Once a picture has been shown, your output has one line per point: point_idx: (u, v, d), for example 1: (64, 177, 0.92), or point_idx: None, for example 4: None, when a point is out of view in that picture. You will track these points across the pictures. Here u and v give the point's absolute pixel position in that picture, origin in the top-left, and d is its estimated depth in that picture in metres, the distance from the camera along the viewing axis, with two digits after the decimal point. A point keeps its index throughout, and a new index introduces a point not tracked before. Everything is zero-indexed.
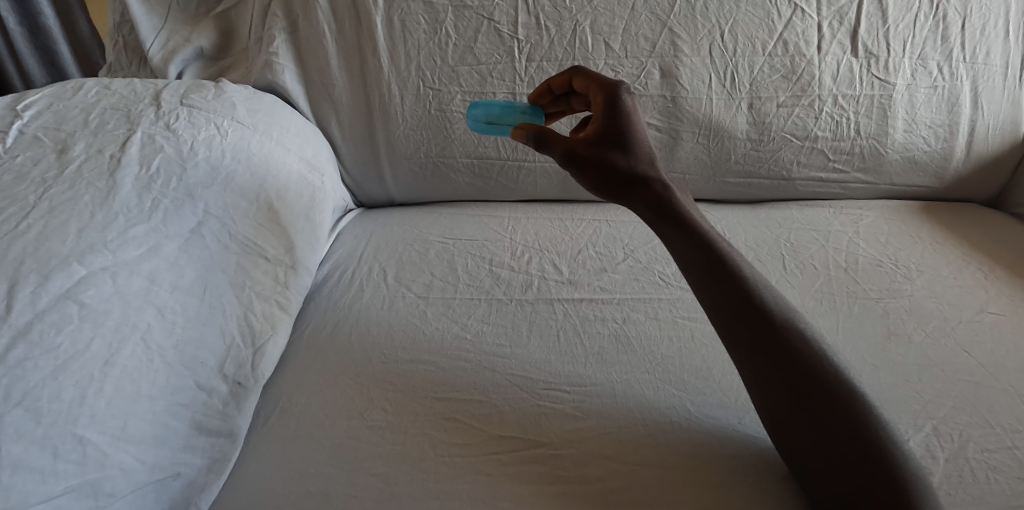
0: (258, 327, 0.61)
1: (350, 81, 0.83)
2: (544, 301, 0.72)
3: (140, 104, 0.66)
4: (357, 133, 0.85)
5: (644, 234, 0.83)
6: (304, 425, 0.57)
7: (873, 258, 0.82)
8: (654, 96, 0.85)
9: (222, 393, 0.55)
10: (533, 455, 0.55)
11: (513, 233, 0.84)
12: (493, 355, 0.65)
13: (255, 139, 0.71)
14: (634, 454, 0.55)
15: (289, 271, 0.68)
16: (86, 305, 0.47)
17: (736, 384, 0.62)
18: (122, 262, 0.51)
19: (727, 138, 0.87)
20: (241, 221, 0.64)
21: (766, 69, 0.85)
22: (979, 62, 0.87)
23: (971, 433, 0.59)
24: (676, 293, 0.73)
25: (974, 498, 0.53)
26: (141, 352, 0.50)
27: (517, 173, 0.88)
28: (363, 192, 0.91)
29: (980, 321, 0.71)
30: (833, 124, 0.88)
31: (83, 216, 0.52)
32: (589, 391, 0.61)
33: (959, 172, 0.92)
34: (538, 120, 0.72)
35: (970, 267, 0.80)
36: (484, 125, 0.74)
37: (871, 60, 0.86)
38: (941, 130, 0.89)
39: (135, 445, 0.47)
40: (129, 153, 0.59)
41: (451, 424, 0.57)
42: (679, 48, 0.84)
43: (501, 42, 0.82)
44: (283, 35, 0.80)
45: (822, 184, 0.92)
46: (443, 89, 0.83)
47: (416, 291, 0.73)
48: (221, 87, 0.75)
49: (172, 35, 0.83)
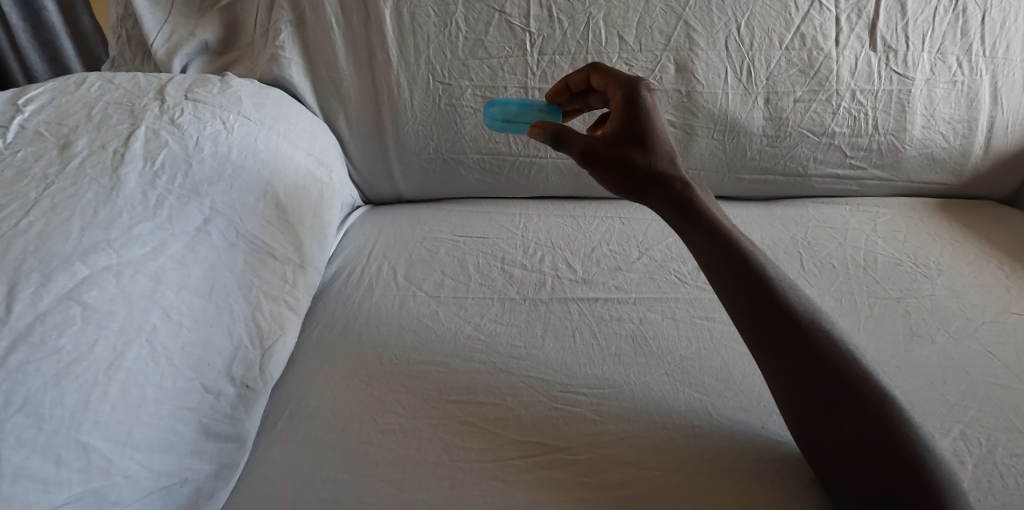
0: (267, 328, 0.59)
1: (358, 75, 0.81)
2: (558, 300, 0.70)
3: (145, 98, 0.64)
4: (365, 128, 0.83)
5: (658, 231, 0.82)
6: (315, 428, 0.55)
7: (893, 257, 0.80)
8: (669, 90, 0.83)
9: (231, 396, 0.53)
10: (550, 459, 0.53)
11: (525, 230, 0.82)
12: (508, 355, 0.63)
13: (262, 135, 0.69)
14: (654, 460, 0.54)
15: (299, 270, 0.66)
16: (89, 306, 0.46)
17: (757, 386, 0.60)
18: (126, 261, 0.50)
19: (743, 133, 0.86)
20: (249, 219, 0.63)
21: (782, 64, 0.83)
22: (999, 57, 0.85)
23: (1000, 437, 0.57)
24: (694, 292, 0.72)
25: (1004, 504, 0.52)
26: (146, 354, 0.48)
27: (528, 170, 0.86)
28: (372, 188, 0.89)
29: (1005, 321, 0.70)
30: (851, 119, 0.86)
31: (86, 214, 0.50)
32: (607, 394, 0.59)
33: (978, 169, 0.90)
34: (556, 117, 0.71)
35: (991, 265, 0.78)
36: (501, 123, 0.72)
37: (890, 54, 0.84)
38: (961, 126, 0.87)
39: (140, 451, 0.46)
40: (132, 148, 0.57)
41: (466, 428, 0.56)
42: (694, 41, 0.82)
43: (512, 35, 0.80)
44: (289, 28, 0.79)
45: (839, 181, 0.90)
46: (453, 84, 0.81)
47: (427, 290, 0.71)
48: (227, 81, 0.73)
49: (176, 28, 0.81)
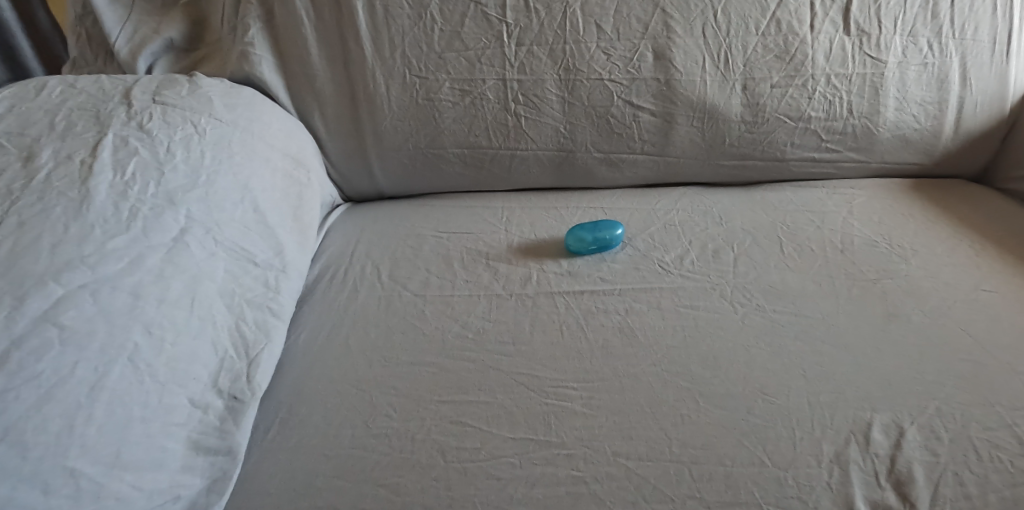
0: (251, 337, 0.58)
1: (332, 71, 0.79)
2: (544, 294, 0.70)
3: (110, 103, 0.63)
4: (342, 125, 0.82)
5: (640, 220, 0.83)
6: (307, 436, 0.55)
7: (869, 238, 0.81)
8: (648, 79, 0.83)
9: (218, 409, 0.53)
10: (544, 456, 0.54)
11: (508, 224, 0.82)
12: (497, 352, 0.63)
13: (236, 137, 0.67)
14: (643, 450, 0.54)
15: (280, 274, 0.65)
16: (67, 327, 0.44)
17: (744, 373, 0.61)
18: (102, 277, 0.48)
19: (721, 120, 0.86)
20: (227, 226, 0.61)
21: (759, 49, 0.84)
22: (968, 38, 0.86)
23: (973, 412, 0.57)
24: (678, 281, 0.72)
25: (980, 477, 0.53)
26: (130, 373, 0.47)
27: (509, 162, 0.85)
28: (350, 185, 0.88)
29: (976, 299, 0.70)
30: (827, 104, 0.86)
31: (57, 231, 0.48)
32: (597, 387, 0.60)
33: (950, 148, 0.91)
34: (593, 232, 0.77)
35: (962, 244, 0.80)
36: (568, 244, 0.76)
37: (864, 38, 0.85)
38: (932, 107, 0.88)
39: (131, 472, 0.45)
40: (101, 157, 0.56)
41: (459, 427, 0.56)
42: (672, 28, 0.82)
43: (488, 26, 0.79)
44: (258, 24, 0.77)
45: (816, 164, 0.91)
46: (430, 77, 0.80)
47: (413, 289, 0.70)
48: (196, 81, 0.71)
49: (139, 27, 0.78)
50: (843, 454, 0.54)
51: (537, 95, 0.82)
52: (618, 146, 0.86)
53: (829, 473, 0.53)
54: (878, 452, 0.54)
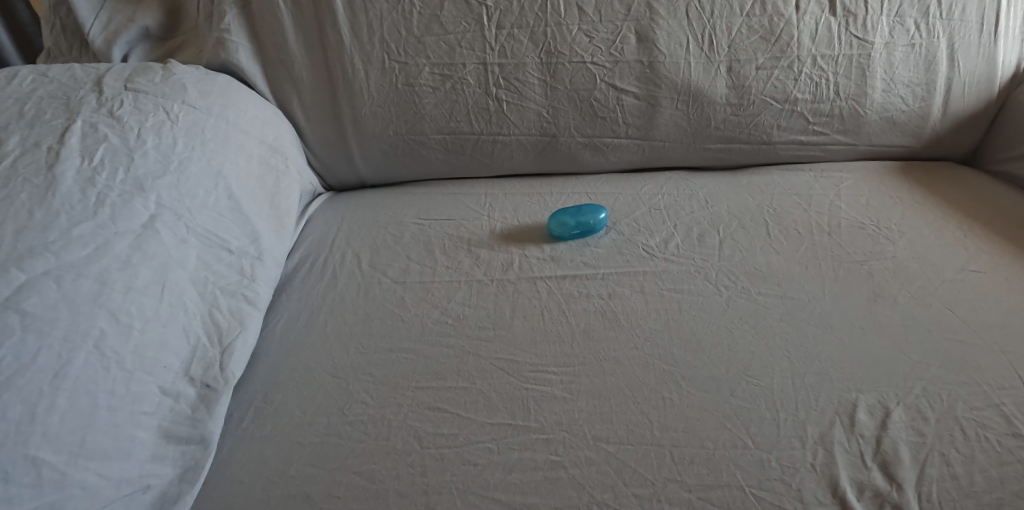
0: (225, 325, 0.58)
1: (310, 57, 0.78)
2: (526, 280, 0.69)
3: (81, 91, 0.62)
4: (322, 112, 0.81)
5: (625, 204, 0.82)
6: (282, 424, 0.54)
7: (856, 221, 0.80)
8: (631, 61, 0.82)
9: (190, 397, 0.52)
10: (521, 440, 0.53)
11: (491, 210, 0.81)
12: (476, 338, 0.62)
13: (210, 124, 0.66)
14: (623, 434, 0.54)
15: (256, 262, 0.64)
16: (28, 314, 0.44)
17: (727, 356, 0.60)
18: (67, 264, 0.47)
19: (706, 103, 0.85)
20: (199, 213, 0.60)
21: (743, 31, 0.83)
22: (955, 18, 0.85)
23: (959, 392, 0.56)
24: (662, 264, 0.72)
25: (965, 456, 0.52)
26: (95, 361, 0.46)
27: (491, 148, 0.84)
28: (332, 174, 0.87)
29: (963, 279, 0.69)
30: (813, 85, 0.85)
31: (20, 218, 0.47)
32: (577, 371, 0.59)
33: (938, 130, 0.90)
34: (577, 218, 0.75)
35: (950, 225, 0.79)
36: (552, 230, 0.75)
37: (850, 18, 0.84)
38: (920, 88, 0.87)
39: (96, 461, 0.44)
40: (68, 144, 0.55)
41: (436, 413, 0.55)
42: (655, 10, 0.81)
43: (468, 9, 0.78)
44: (233, 10, 0.75)
45: (803, 147, 0.90)
46: (409, 62, 0.79)
47: (392, 276, 0.70)
48: (170, 68, 0.69)
49: (113, 15, 0.77)
50: (826, 435, 0.53)
51: (518, 79, 0.81)
52: (601, 131, 0.85)
53: (812, 455, 0.52)
54: (861, 433, 0.53)
